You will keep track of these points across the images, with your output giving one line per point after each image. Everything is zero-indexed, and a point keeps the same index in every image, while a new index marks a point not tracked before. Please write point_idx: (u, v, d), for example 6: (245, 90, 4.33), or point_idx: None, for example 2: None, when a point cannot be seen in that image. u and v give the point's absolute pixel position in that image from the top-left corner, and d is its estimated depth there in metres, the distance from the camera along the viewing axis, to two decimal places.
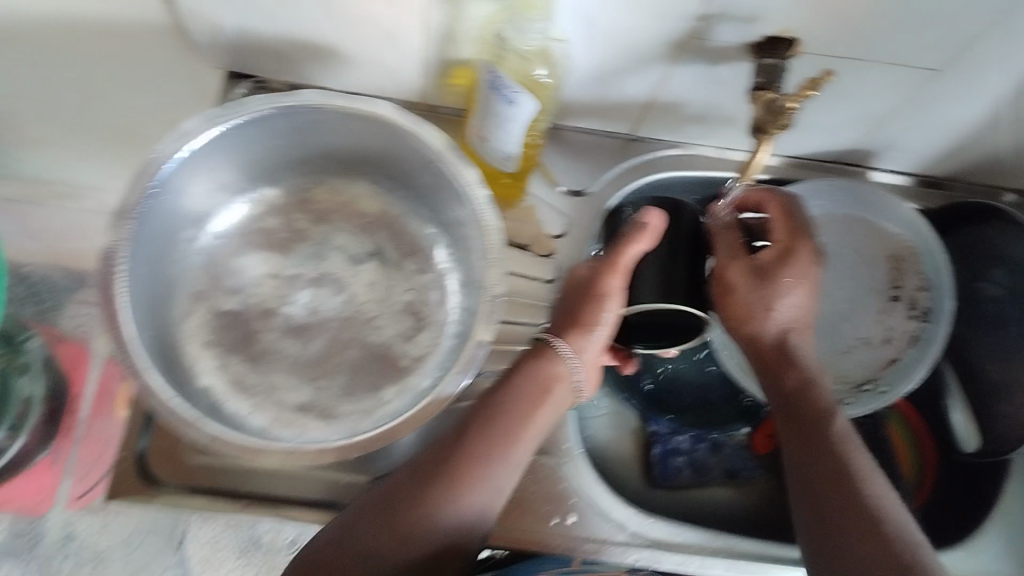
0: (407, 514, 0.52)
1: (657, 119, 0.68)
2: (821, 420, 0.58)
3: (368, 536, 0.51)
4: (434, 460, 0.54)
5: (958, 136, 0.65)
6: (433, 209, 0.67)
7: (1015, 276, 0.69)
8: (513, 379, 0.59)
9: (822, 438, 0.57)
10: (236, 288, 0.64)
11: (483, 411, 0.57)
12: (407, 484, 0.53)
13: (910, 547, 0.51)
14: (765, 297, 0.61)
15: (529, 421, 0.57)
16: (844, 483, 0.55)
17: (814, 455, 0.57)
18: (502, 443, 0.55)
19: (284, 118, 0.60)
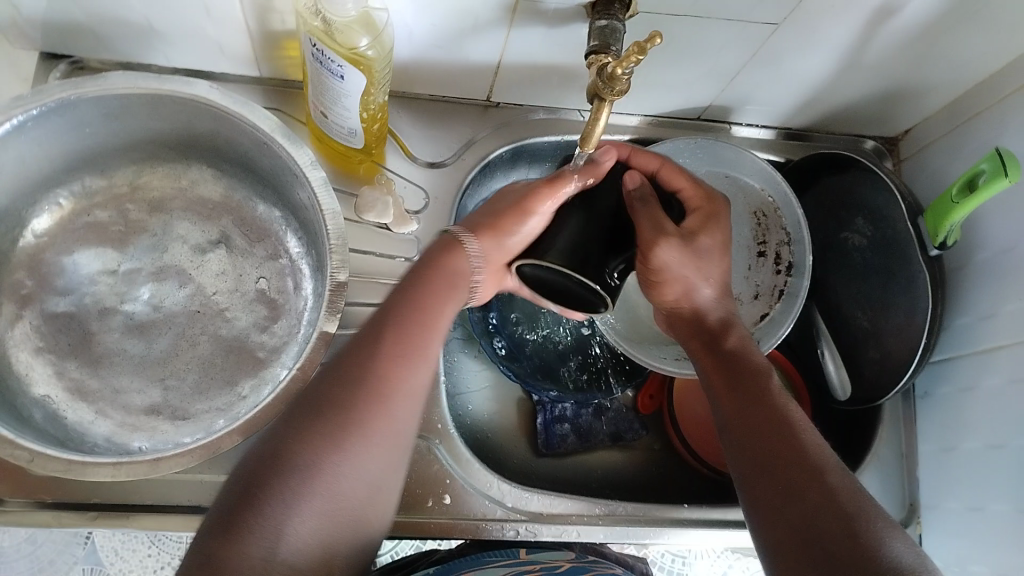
0: (333, 419, 0.44)
1: (510, 83, 0.67)
2: (751, 377, 0.54)
3: (291, 454, 0.43)
4: (345, 363, 0.47)
5: (803, 86, 0.66)
6: (275, 191, 0.65)
7: (876, 224, 0.67)
8: (423, 280, 0.53)
9: (755, 396, 0.52)
10: (68, 289, 0.61)
11: (394, 310, 0.50)
12: (323, 391, 0.46)
13: (856, 494, 0.45)
14: (699, 263, 0.59)
15: (441, 314, 0.52)
16: (780, 434, 0.49)
17: (747, 410, 0.52)
18: (419, 328, 0.50)
19: (95, 105, 0.57)
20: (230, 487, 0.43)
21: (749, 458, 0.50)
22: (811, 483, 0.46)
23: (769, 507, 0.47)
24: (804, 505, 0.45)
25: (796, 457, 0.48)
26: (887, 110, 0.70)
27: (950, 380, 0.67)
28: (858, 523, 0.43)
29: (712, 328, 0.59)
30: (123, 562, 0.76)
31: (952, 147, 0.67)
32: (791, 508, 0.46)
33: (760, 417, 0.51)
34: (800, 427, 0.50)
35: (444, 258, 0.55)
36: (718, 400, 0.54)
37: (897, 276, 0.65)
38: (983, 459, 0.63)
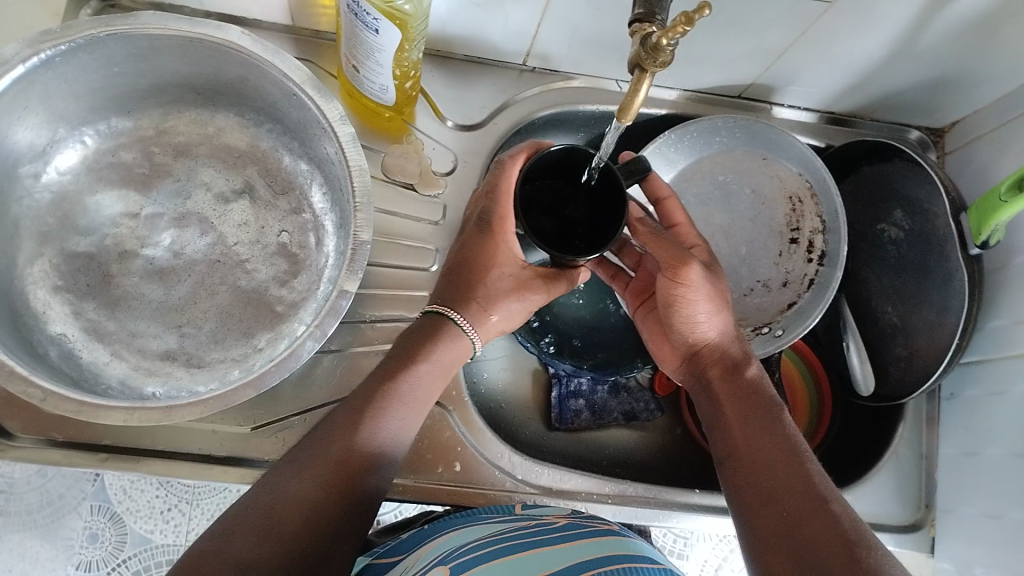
0: (295, 500, 0.47)
1: (548, 47, 0.65)
2: (759, 406, 0.53)
3: (252, 531, 0.45)
4: (342, 424, 0.51)
5: (851, 70, 0.64)
6: (302, 144, 0.64)
7: (915, 218, 0.65)
8: (399, 366, 0.55)
9: (757, 429, 0.52)
10: (90, 228, 0.60)
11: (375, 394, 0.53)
12: (287, 473, 0.49)
13: (859, 524, 0.44)
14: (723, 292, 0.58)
15: (416, 400, 0.54)
16: (784, 467, 0.49)
17: (750, 445, 0.51)
18: (395, 411, 0.53)
19: (124, 44, 0.56)
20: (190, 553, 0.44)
21: (750, 493, 0.49)
22: (812, 516, 0.45)
23: (772, 541, 0.46)
24: (807, 536, 0.44)
25: (798, 489, 0.47)
26: (936, 100, 0.68)
27: (977, 383, 0.66)
28: (859, 552, 0.42)
29: (725, 356, 0.57)
30: (131, 500, 0.77)
31: (1000, 144, 0.65)
32: (790, 541, 0.45)
33: (762, 451, 0.50)
34: (806, 458, 0.49)
35: (429, 344, 0.56)
36: (724, 432, 0.54)
37: (933, 274, 0.64)
38: (1005, 467, 0.62)
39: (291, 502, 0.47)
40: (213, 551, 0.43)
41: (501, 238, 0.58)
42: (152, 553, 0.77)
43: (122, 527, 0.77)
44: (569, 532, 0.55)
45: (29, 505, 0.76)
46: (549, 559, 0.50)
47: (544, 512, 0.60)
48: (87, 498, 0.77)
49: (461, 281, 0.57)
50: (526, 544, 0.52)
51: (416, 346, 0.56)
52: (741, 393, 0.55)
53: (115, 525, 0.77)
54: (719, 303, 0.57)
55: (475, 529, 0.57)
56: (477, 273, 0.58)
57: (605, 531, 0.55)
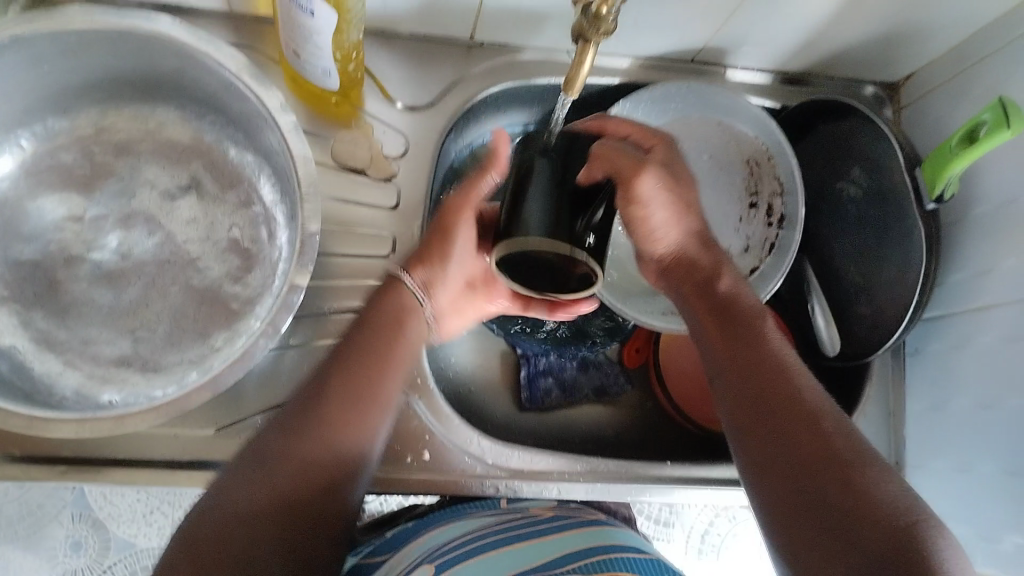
0: (294, 457, 0.47)
1: (494, 20, 0.64)
2: (741, 323, 0.52)
3: (263, 494, 0.45)
4: (308, 402, 0.50)
5: (801, 29, 0.63)
6: (247, 135, 0.62)
7: (872, 174, 0.65)
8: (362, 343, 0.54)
9: (754, 344, 0.51)
10: (32, 235, 0.58)
11: (349, 363, 0.53)
12: (278, 440, 0.48)
13: (852, 437, 0.44)
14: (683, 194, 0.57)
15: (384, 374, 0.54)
16: (777, 383, 0.48)
17: (744, 361, 0.50)
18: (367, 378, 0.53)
19: (52, 42, 0.54)
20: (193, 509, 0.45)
21: (751, 406, 0.48)
22: (808, 433, 0.44)
23: (766, 461, 0.45)
24: (807, 448, 0.44)
25: (793, 404, 0.46)
26: (888, 54, 0.67)
27: (942, 337, 0.66)
28: (853, 466, 0.42)
29: (698, 271, 0.57)
30: (112, 506, 0.75)
31: (954, 96, 0.65)
32: (789, 455, 0.44)
33: (758, 365, 0.49)
34: (800, 371, 0.49)
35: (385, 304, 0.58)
36: (712, 348, 0.53)
37: (892, 230, 0.63)
38: (972, 418, 0.62)
39: (291, 469, 0.47)
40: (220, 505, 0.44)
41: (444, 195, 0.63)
42: (137, 558, 0.75)
43: (105, 534, 0.75)
44: (553, 525, 0.55)
45: (7, 517, 0.74)
46: (537, 553, 0.49)
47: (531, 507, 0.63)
48: (66, 506, 0.75)
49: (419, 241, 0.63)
50: (510, 538, 0.52)
51: (378, 322, 0.56)
52: (721, 308, 0.54)
53: (96, 532, 0.75)
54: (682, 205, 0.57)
55: (458, 527, 0.57)
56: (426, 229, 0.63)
57: (591, 522, 0.56)
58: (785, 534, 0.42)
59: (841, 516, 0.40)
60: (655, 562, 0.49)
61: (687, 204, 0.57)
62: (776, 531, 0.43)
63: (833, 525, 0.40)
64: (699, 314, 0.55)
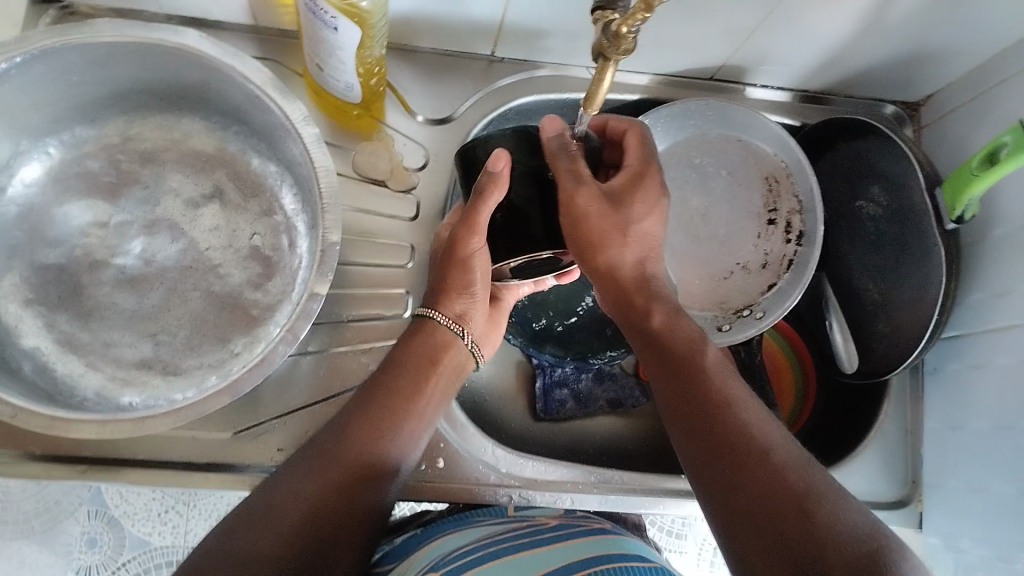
0: (300, 497, 0.48)
1: (515, 35, 0.64)
2: (685, 358, 0.52)
3: (255, 533, 0.45)
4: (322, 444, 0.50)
5: (821, 48, 0.63)
6: (270, 144, 0.63)
7: (892, 193, 0.65)
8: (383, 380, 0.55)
9: (693, 375, 0.51)
10: (58, 240, 0.60)
11: (370, 399, 0.53)
12: (287, 482, 0.48)
13: (804, 471, 0.44)
14: (621, 221, 0.53)
15: (411, 412, 0.54)
16: (725, 422, 0.47)
17: (684, 396, 0.50)
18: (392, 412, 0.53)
19: (82, 53, 0.55)
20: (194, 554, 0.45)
21: (699, 445, 0.48)
22: (762, 471, 0.44)
23: (728, 502, 0.45)
24: (762, 484, 0.44)
25: (743, 443, 0.46)
26: (910, 74, 0.67)
27: (959, 357, 0.66)
28: (811, 501, 0.42)
29: (639, 304, 0.55)
30: (128, 504, 0.76)
31: (975, 117, 0.65)
32: (742, 496, 0.44)
33: (697, 402, 0.49)
34: (740, 401, 0.49)
35: (415, 341, 0.57)
36: (658, 386, 0.52)
37: (911, 248, 0.63)
38: (988, 440, 0.62)
39: (294, 505, 0.47)
40: (218, 548, 0.44)
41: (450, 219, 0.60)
42: (152, 555, 0.76)
43: (120, 531, 0.76)
44: (561, 533, 0.55)
45: (24, 513, 0.75)
46: (542, 560, 0.50)
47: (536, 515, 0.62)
48: (83, 504, 0.76)
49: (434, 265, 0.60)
50: (520, 545, 0.52)
51: (406, 356, 0.56)
52: (659, 344, 0.53)
53: (112, 530, 0.76)
54: (615, 231, 0.53)
55: (466, 534, 0.57)
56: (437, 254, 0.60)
57: (599, 531, 0.56)
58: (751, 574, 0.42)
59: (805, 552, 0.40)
60: (660, 569, 0.49)
61: (625, 229, 0.54)
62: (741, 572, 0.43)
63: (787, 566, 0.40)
64: (644, 353, 0.54)
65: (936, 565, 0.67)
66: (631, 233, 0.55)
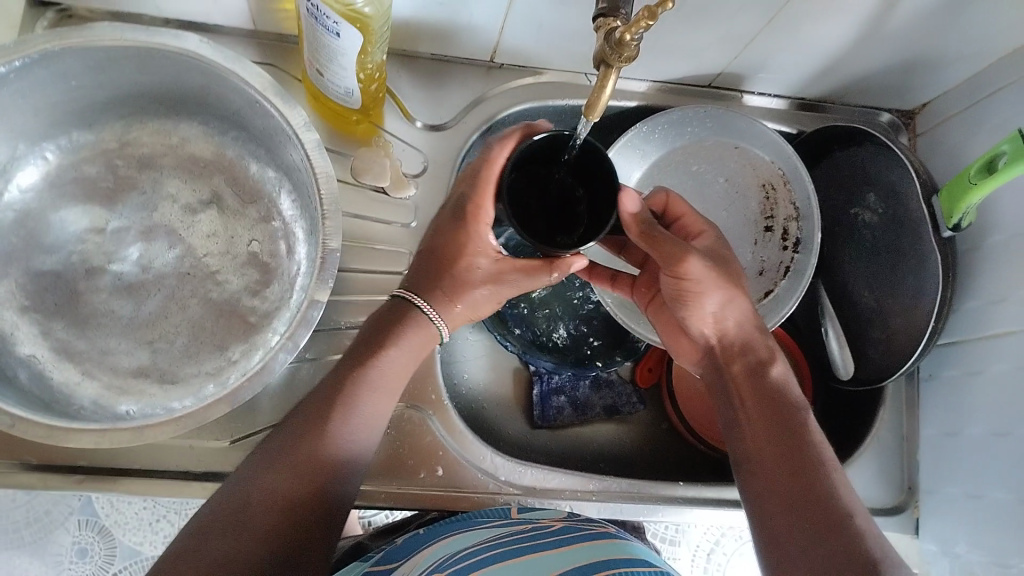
0: (271, 500, 0.47)
1: (516, 42, 0.65)
2: (783, 409, 0.52)
3: (232, 532, 0.45)
4: (290, 440, 0.49)
5: (819, 56, 0.64)
6: (268, 150, 0.63)
7: (888, 201, 0.65)
8: (359, 369, 0.53)
9: (785, 431, 0.51)
10: (54, 246, 0.59)
11: (338, 392, 0.52)
12: (263, 478, 0.48)
13: (885, 547, 0.43)
14: (729, 278, 0.56)
15: (375, 407, 0.53)
16: (809, 481, 0.48)
17: (772, 442, 0.51)
18: (363, 408, 0.52)
19: (80, 58, 0.55)
20: (167, 555, 0.44)
21: (778, 494, 0.48)
22: (837, 535, 0.44)
23: (795, 553, 0.45)
24: (831, 551, 0.44)
25: (824, 506, 0.46)
26: (906, 83, 0.68)
27: (955, 364, 0.66)
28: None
29: (747, 352, 0.57)
30: (119, 514, 0.75)
31: (970, 125, 0.65)
32: (812, 549, 0.44)
33: (783, 450, 0.50)
34: (833, 471, 0.48)
35: (394, 329, 0.55)
36: (743, 431, 0.53)
37: (908, 257, 0.64)
38: (985, 446, 0.62)
39: (269, 507, 0.47)
40: (192, 549, 0.44)
41: (475, 229, 0.56)
42: (141, 566, 0.75)
43: (111, 540, 0.75)
44: (564, 536, 0.55)
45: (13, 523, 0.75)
46: (545, 568, 0.49)
47: (539, 516, 0.60)
48: (74, 513, 0.75)
49: (429, 270, 0.57)
50: (522, 549, 0.52)
51: (377, 342, 0.55)
52: (761, 392, 0.54)
53: (103, 539, 0.75)
54: (724, 288, 0.56)
55: (468, 535, 0.57)
56: (447, 262, 0.56)
57: (600, 534, 0.56)
58: None
59: None
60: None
61: (735, 283, 0.57)
62: None
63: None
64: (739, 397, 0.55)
65: (932, 569, 0.67)
66: (728, 302, 0.56)
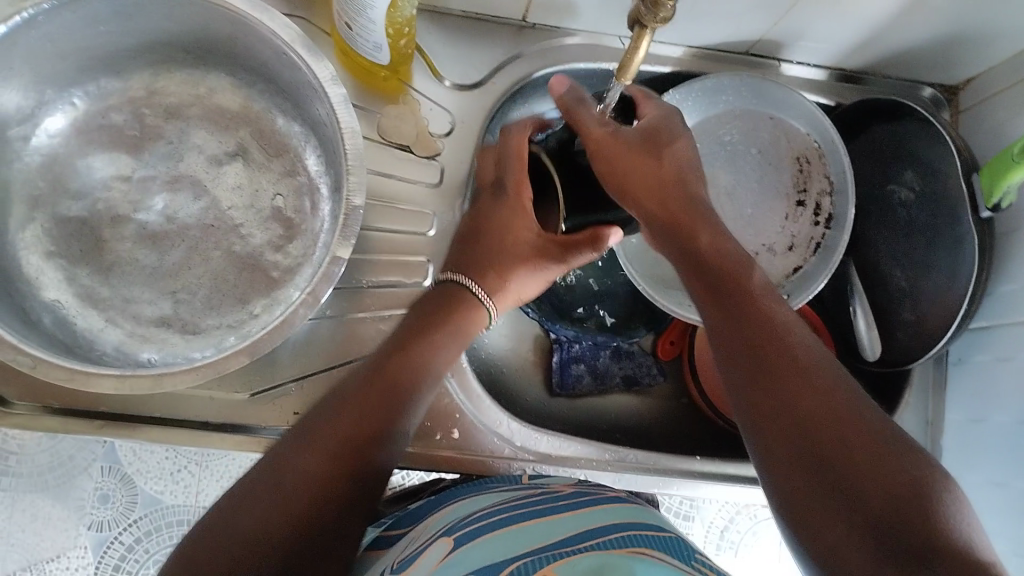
0: (328, 420, 0.49)
1: (548, 2, 0.63)
2: (745, 287, 0.51)
3: (288, 463, 0.47)
4: (349, 386, 0.51)
5: (861, 26, 0.62)
6: (295, 104, 0.62)
7: (926, 179, 0.64)
8: (416, 329, 0.56)
9: (754, 309, 0.50)
10: (80, 192, 0.59)
11: (403, 341, 0.55)
12: (319, 416, 0.50)
13: (852, 399, 0.44)
14: (655, 144, 0.57)
15: (440, 351, 0.56)
16: (781, 354, 0.47)
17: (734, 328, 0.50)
18: (419, 352, 0.55)
19: (111, 4, 0.54)
20: (222, 503, 0.46)
21: (749, 372, 0.47)
22: (813, 402, 0.44)
23: (777, 430, 0.45)
24: (808, 410, 0.44)
25: (793, 371, 0.46)
26: (950, 57, 0.66)
27: (986, 349, 0.64)
28: (857, 431, 0.42)
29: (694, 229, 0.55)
30: (140, 461, 0.75)
31: (1017, 102, 0.63)
32: (783, 426, 0.44)
33: (748, 334, 0.49)
34: (795, 339, 0.48)
35: (439, 309, 0.57)
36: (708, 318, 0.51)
37: (942, 236, 0.62)
38: (1013, 433, 0.61)
39: (324, 437, 0.48)
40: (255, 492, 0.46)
41: (518, 208, 0.59)
42: (162, 514, 0.75)
43: (133, 488, 0.74)
44: (575, 500, 0.55)
45: (38, 466, 0.73)
46: (553, 528, 0.49)
47: (550, 481, 0.60)
48: (96, 459, 0.74)
49: (477, 258, 0.59)
50: (535, 512, 0.52)
51: (439, 311, 0.57)
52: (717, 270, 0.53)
53: (124, 487, 0.75)
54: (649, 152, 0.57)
55: (482, 498, 0.57)
56: (498, 243, 0.59)
57: (613, 500, 0.55)
58: (797, 497, 0.42)
59: (847, 481, 0.41)
60: (672, 539, 0.48)
61: (652, 148, 0.57)
62: (787, 497, 0.43)
63: (832, 504, 0.41)
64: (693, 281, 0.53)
65: None
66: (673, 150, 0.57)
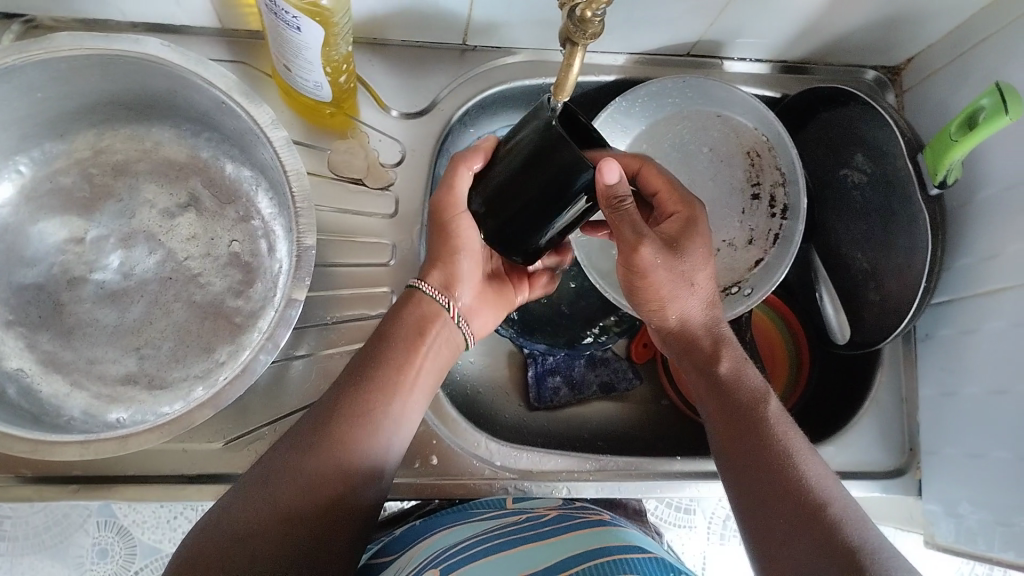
0: (299, 462, 0.49)
1: (485, 23, 0.64)
2: (754, 400, 0.52)
3: (253, 507, 0.47)
4: (316, 422, 0.51)
5: (795, 18, 0.62)
6: (242, 150, 0.62)
7: (876, 160, 0.64)
8: (373, 353, 0.55)
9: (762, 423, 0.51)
10: (35, 258, 0.59)
11: (359, 367, 0.54)
12: (286, 452, 0.50)
13: (859, 529, 0.44)
14: (687, 272, 0.55)
15: (410, 385, 0.55)
16: (782, 466, 0.48)
17: (740, 438, 0.50)
18: (388, 390, 0.53)
19: (45, 70, 0.54)
20: (189, 547, 0.46)
21: (751, 480, 0.48)
22: (815, 524, 0.45)
23: (772, 540, 0.46)
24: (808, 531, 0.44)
25: (798, 493, 0.46)
26: (887, 39, 0.66)
27: (951, 323, 0.65)
28: (862, 556, 0.43)
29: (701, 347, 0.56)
30: (135, 513, 0.75)
31: (956, 77, 0.64)
32: (784, 538, 0.45)
33: (753, 441, 0.50)
34: (802, 456, 0.49)
35: (395, 311, 0.57)
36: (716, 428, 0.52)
37: (898, 217, 0.62)
38: (984, 406, 0.61)
39: (293, 481, 0.49)
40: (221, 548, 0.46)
41: None
42: (163, 562, 0.75)
43: (130, 540, 0.75)
44: (558, 526, 0.54)
45: (33, 528, 0.74)
46: (539, 559, 0.49)
47: (536, 506, 0.61)
48: (92, 515, 0.74)
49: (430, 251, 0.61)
50: (519, 542, 0.51)
51: (404, 327, 0.56)
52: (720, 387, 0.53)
53: (122, 539, 0.75)
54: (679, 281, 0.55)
55: (467, 528, 0.56)
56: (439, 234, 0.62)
57: (594, 522, 0.55)
58: None
59: None
60: (656, 561, 0.48)
61: (693, 279, 0.55)
62: None
63: None
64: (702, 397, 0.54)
65: (936, 531, 0.65)
66: (698, 282, 0.56)
